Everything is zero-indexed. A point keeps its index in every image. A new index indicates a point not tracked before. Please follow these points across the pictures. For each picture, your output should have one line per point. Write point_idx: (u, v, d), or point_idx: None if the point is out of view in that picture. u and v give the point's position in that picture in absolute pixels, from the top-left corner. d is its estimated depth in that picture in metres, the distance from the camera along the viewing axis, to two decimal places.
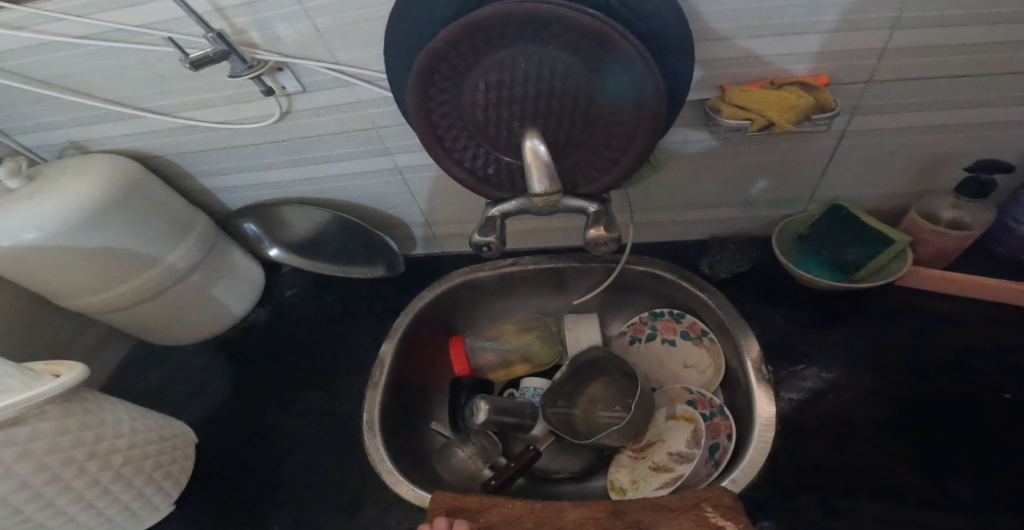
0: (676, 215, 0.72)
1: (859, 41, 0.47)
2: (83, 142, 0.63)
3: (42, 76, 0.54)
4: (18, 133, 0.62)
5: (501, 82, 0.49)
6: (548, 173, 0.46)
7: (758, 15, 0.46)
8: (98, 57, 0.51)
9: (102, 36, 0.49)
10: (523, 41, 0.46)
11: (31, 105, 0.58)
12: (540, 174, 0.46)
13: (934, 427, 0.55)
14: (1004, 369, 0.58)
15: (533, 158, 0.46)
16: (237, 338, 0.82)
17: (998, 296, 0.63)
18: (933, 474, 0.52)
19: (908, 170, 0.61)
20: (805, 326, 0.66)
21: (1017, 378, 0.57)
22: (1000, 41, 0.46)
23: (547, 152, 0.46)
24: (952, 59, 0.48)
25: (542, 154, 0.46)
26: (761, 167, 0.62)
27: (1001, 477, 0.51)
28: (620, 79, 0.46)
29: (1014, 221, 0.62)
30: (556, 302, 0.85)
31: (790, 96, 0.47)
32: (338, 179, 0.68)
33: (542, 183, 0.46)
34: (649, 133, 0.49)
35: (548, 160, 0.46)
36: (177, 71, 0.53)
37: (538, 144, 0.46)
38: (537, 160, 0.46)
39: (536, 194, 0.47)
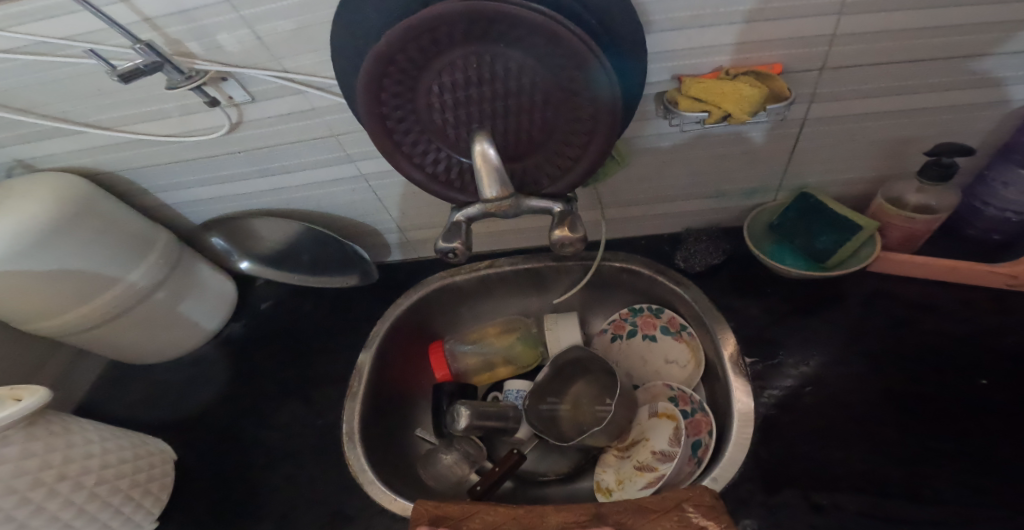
0: (646, 210, 0.71)
1: (809, 27, 0.46)
2: (30, 160, 0.62)
3: None
4: None
5: (456, 84, 0.48)
6: (501, 177, 0.46)
7: (710, 3, 0.45)
8: (29, 71, 0.50)
9: (28, 50, 0.48)
10: (473, 39, 0.44)
11: None
12: (493, 178, 0.46)
13: (913, 416, 0.54)
14: (982, 354, 0.57)
15: (482, 163, 0.46)
16: (213, 352, 0.81)
17: (971, 279, 0.62)
18: (913, 465, 0.51)
19: (874, 155, 0.60)
20: (781, 317, 0.65)
21: (994, 362, 0.56)
22: (951, 24, 0.45)
23: (496, 155, 0.46)
24: (906, 43, 0.47)
25: (492, 159, 0.46)
26: (729, 158, 0.61)
27: (984, 465, 0.50)
28: (574, 75, 0.45)
29: (982, 202, 0.61)
30: (535, 302, 0.84)
31: (744, 87, 0.46)
32: (305, 188, 0.67)
33: (494, 188, 0.46)
34: (607, 129, 0.47)
35: (497, 163, 0.46)
36: (112, 84, 0.52)
37: (487, 148, 0.46)
38: (487, 164, 0.46)
39: (488, 198, 0.47)
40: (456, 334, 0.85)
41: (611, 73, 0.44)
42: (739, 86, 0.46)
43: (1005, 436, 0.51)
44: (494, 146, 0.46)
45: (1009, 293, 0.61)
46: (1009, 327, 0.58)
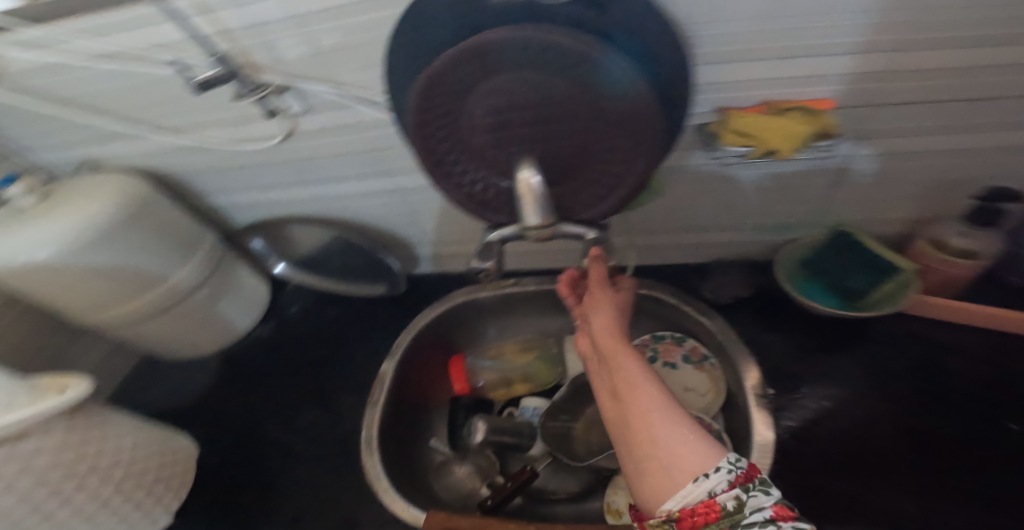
0: (677, 239, 0.71)
1: (862, 63, 0.46)
2: (97, 159, 0.66)
3: (61, 96, 0.56)
4: (42, 149, 0.65)
5: (499, 108, 0.48)
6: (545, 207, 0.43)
7: (762, 37, 0.45)
8: (111, 78, 0.53)
9: (114, 58, 0.51)
10: (521, 66, 0.45)
11: (55, 125, 0.61)
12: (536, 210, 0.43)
13: (935, 455, 0.54)
14: (1009, 399, 0.56)
15: (525, 193, 0.43)
16: (239, 352, 0.83)
17: (1005, 326, 0.61)
18: (935, 505, 0.51)
19: (913, 195, 0.60)
20: (808, 353, 0.64)
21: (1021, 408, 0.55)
22: (1009, 65, 0.45)
23: (540, 185, 0.42)
24: (962, 82, 0.47)
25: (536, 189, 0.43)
26: (764, 192, 0.61)
27: (1006, 509, 0.49)
28: (619, 105, 0.46)
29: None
30: (557, 322, 0.85)
31: (793, 124, 0.46)
32: (342, 198, 0.69)
33: (536, 220, 0.44)
34: (647, 159, 0.48)
35: (541, 193, 0.43)
36: (184, 92, 0.54)
37: (531, 176, 0.43)
38: (530, 195, 0.43)
39: (530, 227, 0.45)
40: (476, 350, 0.86)
41: (654, 106, 0.45)
42: (789, 122, 0.47)
43: None
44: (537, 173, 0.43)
45: None
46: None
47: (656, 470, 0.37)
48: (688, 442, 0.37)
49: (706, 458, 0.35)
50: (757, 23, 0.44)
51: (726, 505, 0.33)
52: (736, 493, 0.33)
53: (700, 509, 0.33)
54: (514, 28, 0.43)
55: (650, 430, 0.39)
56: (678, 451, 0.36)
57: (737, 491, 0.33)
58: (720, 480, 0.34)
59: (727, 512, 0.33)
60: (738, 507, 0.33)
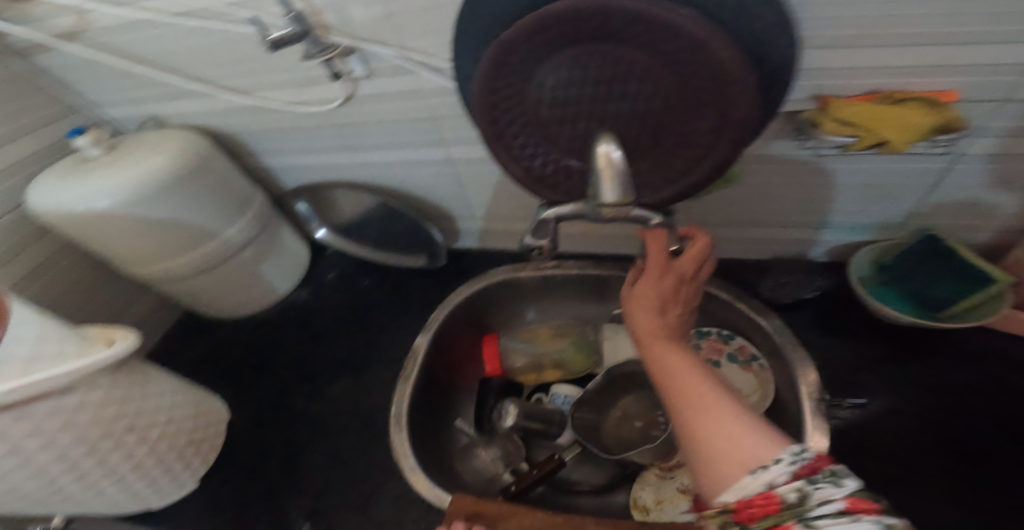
0: (738, 232, 0.68)
1: (988, 55, 0.42)
2: (164, 117, 0.66)
3: (137, 53, 0.56)
4: (117, 105, 0.68)
5: (571, 81, 0.46)
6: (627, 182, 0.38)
7: (883, 21, 0.41)
8: (183, 36, 0.52)
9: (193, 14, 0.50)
10: (602, 39, 0.43)
11: (126, 81, 0.62)
12: (616, 183, 0.38)
13: (1003, 477, 0.51)
14: None
15: (605, 166, 0.38)
16: (276, 317, 0.82)
17: None
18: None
19: (1012, 207, 0.55)
20: (871, 363, 0.61)
21: None
22: None
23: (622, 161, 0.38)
24: None
25: (617, 160, 0.38)
26: (836, 188, 0.58)
27: None
28: (707, 84, 0.43)
29: None
30: (596, 309, 0.83)
31: (911, 115, 0.43)
32: (394, 165, 0.67)
33: (616, 195, 0.38)
34: (731, 145, 0.45)
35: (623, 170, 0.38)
36: (253, 52, 0.53)
37: (613, 150, 0.38)
38: (612, 166, 0.38)
39: (607, 203, 0.39)
40: (511, 331, 0.84)
41: (750, 88, 0.41)
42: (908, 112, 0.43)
43: None
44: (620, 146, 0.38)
45: None
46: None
47: (707, 457, 0.34)
48: (741, 431, 0.34)
49: (762, 450, 0.32)
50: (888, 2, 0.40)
51: (786, 497, 0.30)
52: (800, 485, 0.30)
53: (758, 501, 0.31)
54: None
55: (703, 414, 0.36)
56: (728, 439, 0.33)
57: (803, 483, 0.30)
58: (781, 470, 0.31)
59: (785, 506, 0.30)
60: (800, 499, 0.30)
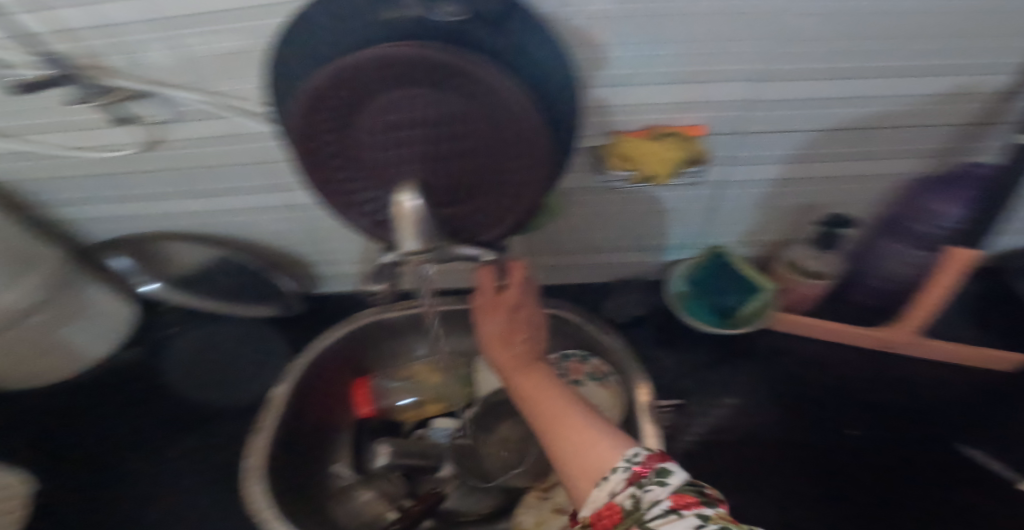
0: (576, 259, 0.73)
1: (727, 91, 0.49)
2: None
3: None
4: None
5: (392, 125, 0.46)
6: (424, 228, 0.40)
7: (643, 64, 0.47)
8: None
9: None
10: (415, 84, 0.43)
11: None
12: (416, 229, 0.40)
13: (796, 470, 0.59)
14: (855, 406, 0.63)
15: (402, 215, 0.40)
16: (99, 380, 0.74)
17: (854, 339, 0.67)
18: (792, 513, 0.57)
19: (777, 220, 0.65)
20: (692, 369, 0.68)
21: (862, 413, 0.63)
22: (852, 98, 0.49)
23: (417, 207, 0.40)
24: (820, 113, 0.51)
25: (412, 208, 0.40)
26: (648, 215, 0.64)
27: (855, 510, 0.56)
28: (515, 131, 0.46)
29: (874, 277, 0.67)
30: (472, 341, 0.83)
31: (663, 150, 0.49)
32: (224, 213, 0.65)
33: (416, 240, 0.40)
34: (537, 187, 0.49)
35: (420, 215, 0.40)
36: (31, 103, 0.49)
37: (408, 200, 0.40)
38: (409, 215, 0.40)
39: (410, 252, 0.40)
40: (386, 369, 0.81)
41: (545, 142, 0.46)
42: (661, 148, 0.49)
43: (871, 483, 0.58)
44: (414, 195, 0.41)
45: (881, 354, 0.67)
46: (920, 394, 0.64)
47: (573, 473, 0.36)
48: (597, 439, 0.36)
49: (611, 458, 0.35)
50: (646, 42, 0.45)
51: (623, 505, 0.31)
52: (632, 490, 0.31)
53: (605, 514, 0.32)
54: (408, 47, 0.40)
55: (564, 433, 0.38)
56: (587, 450, 0.36)
57: (632, 487, 0.31)
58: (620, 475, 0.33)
59: (625, 513, 0.31)
60: (635, 504, 0.31)
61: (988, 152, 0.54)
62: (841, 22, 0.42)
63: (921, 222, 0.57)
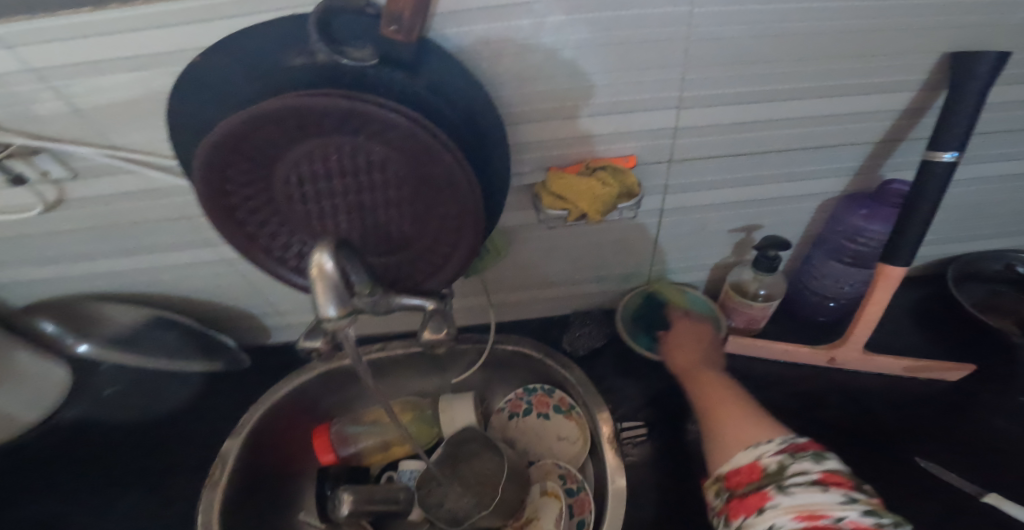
0: (527, 294, 0.71)
1: (652, 120, 0.49)
2: None
3: None
4: None
5: (313, 174, 0.44)
6: (341, 292, 0.39)
7: (566, 96, 0.47)
8: None
9: None
10: (329, 132, 0.41)
11: None
12: (331, 293, 0.39)
13: None
14: (811, 426, 0.60)
15: (319, 277, 0.39)
16: (18, 452, 0.67)
17: (805, 360, 0.66)
18: None
19: (723, 244, 0.66)
20: (656, 397, 0.66)
21: (819, 438, 0.59)
22: (771, 119, 0.51)
23: (335, 270, 0.39)
24: (746, 135, 0.52)
25: (330, 271, 0.39)
26: (599, 247, 0.64)
27: None
28: (440, 174, 0.43)
29: (820, 294, 0.68)
30: (434, 381, 0.80)
31: (597, 184, 0.48)
32: (147, 271, 0.63)
33: (331, 306, 0.39)
34: (473, 232, 0.46)
35: (337, 280, 0.39)
36: None
37: (325, 261, 0.39)
38: (326, 278, 0.39)
39: (327, 317, 0.40)
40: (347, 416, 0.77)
41: (472, 182, 0.43)
42: (593, 184, 0.48)
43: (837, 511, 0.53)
44: (334, 256, 0.40)
45: (833, 371, 0.66)
46: (872, 405, 0.62)
47: (718, 446, 0.46)
48: (746, 429, 0.45)
49: (760, 437, 0.44)
50: (562, 79, 0.45)
51: (768, 466, 0.40)
52: (786, 460, 0.39)
53: (744, 470, 0.42)
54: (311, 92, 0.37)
55: (730, 429, 0.46)
56: (737, 435, 0.45)
57: (784, 456, 0.40)
58: (773, 446, 0.41)
59: (770, 472, 0.40)
60: (778, 467, 0.40)
61: (908, 167, 0.57)
62: (741, 43, 0.44)
63: (852, 240, 0.62)
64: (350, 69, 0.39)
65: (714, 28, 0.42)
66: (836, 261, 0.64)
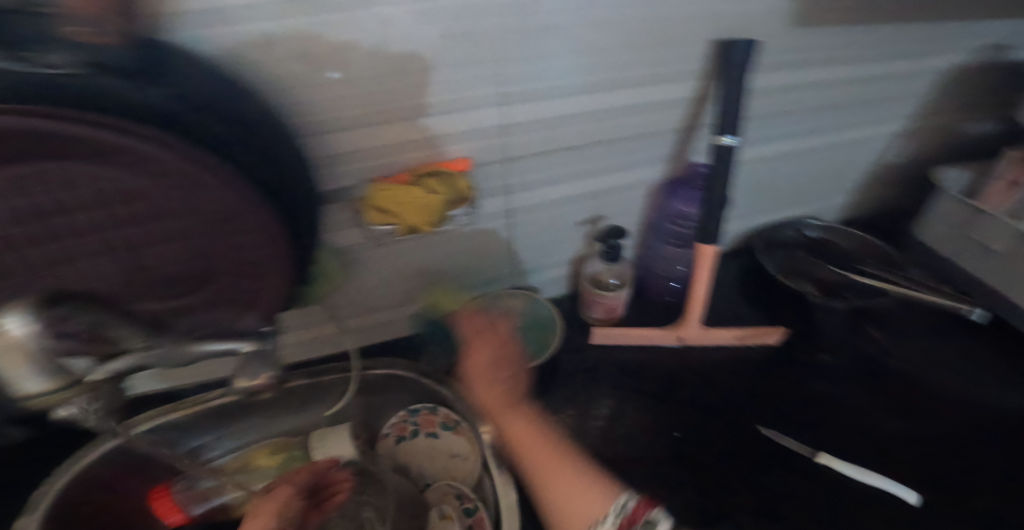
0: (381, 316, 0.65)
1: (473, 119, 0.47)
2: None
3: None
4: None
5: (21, 216, 0.33)
6: (51, 364, 0.32)
7: (374, 98, 0.42)
8: None
9: None
10: (27, 160, 0.30)
11: None
12: (36, 366, 0.31)
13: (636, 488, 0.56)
14: (678, 404, 0.64)
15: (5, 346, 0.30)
16: None
17: (657, 340, 0.69)
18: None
19: (572, 239, 0.66)
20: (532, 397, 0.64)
21: (689, 417, 0.63)
22: (590, 111, 0.51)
23: (34, 334, 0.30)
24: (569, 131, 0.52)
25: (21, 337, 0.30)
26: (446, 257, 0.60)
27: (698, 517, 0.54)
28: (211, 203, 0.36)
29: (664, 278, 0.71)
30: (304, 418, 0.68)
31: (419, 196, 0.45)
32: None
33: (37, 377, 0.31)
34: (281, 261, 0.41)
35: (40, 345, 0.31)
36: None
37: (14, 325, 0.30)
38: (21, 347, 0.30)
39: (28, 390, 0.32)
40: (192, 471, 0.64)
41: (259, 206, 0.37)
42: (415, 195, 0.45)
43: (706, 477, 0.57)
44: (31, 317, 0.30)
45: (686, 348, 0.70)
46: (722, 375, 0.67)
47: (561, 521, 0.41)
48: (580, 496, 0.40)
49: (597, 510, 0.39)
50: (358, 84, 0.41)
51: None
52: None
53: None
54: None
55: (557, 491, 0.42)
56: (574, 507, 0.40)
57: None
58: (607, 529, 0.38)
59: None
60: None
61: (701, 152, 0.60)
62: (547, 33, 0.44)
63: (676, 224, 0.65)
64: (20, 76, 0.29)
65: (507, 20, 0.42)
66: (668, 245, 0.68)
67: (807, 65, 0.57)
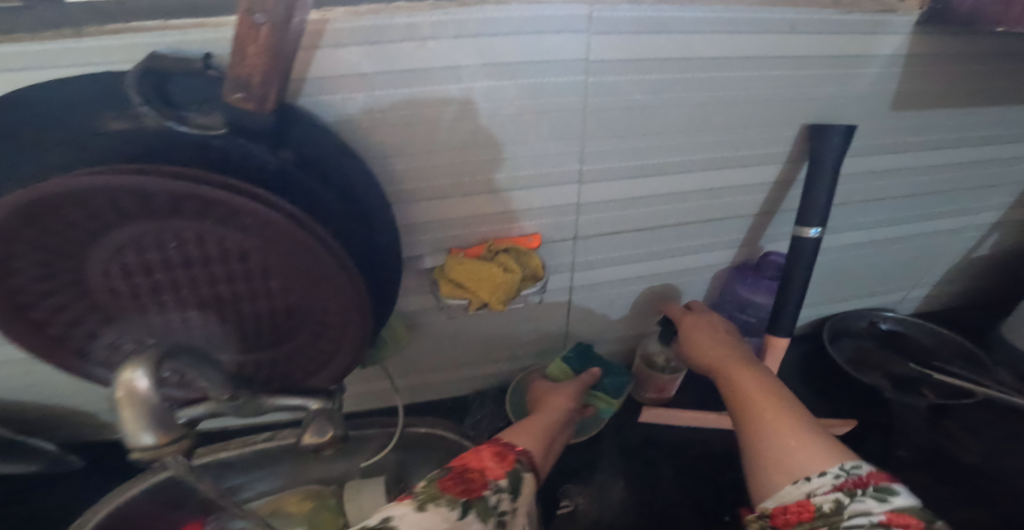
0: (430, 377, 0.65)
1: (555, 195, 0.49)
2: None
3: None
4: None
5: (146, 263, 0.37)
6: (163, 417, 0.32)
7: (465, 171, 0.45)
8: None
9: None
10: (160, 218, 0.34)
11: None
12: (149, 419, 0.32)
13: None
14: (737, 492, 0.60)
15: (126, 398, 0.32)
16: None
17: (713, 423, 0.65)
18: None
19: (632, 314, 0.65)
20: (579, 471, 0.61)
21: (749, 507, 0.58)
22: (670, 193, 0.52)
23: (150, 388, 0.32)
24: (646, 213, 0.53)
25: (142, 391, 0.32)
26: (507, 322, 0.60)
27: None
28: (310, 266, 0.37)
29: None
30: (343, 466, 0.66)
31: (496, 273, 0.46)
32: None
33: (150, 434, 0.32)
34: (360, 324, 0.41)
35: (157, 400, 0.32)
36: None
37: (137, 378, 0.32)
38: (139, 402, 0.32)
39: (142, 448, 0.32)
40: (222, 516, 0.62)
41: (353, 275, 0.38)
42: (493, 271, 0.46)
43: None
44: (151, 371, 0.32)
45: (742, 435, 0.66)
46: None
47: (764, 463, 0.36)
48: (794, 444, 0.36)
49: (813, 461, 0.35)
50: (448, 155, 0.43)
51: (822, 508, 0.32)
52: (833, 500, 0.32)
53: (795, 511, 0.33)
54: (123, 171, 0.30)
55: (763, 432, 0.38)
56: (786, 451, 0.36)
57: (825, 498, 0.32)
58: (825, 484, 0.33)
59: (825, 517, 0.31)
60: (835, 508, 0.31)
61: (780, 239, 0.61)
62: (633, 115, 0.45)
63: (743, 311, 0.64)
64: (192, 138, 0.34)
65: (601, 100, 0.43)
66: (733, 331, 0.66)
67: (886, 153, 0.57)
